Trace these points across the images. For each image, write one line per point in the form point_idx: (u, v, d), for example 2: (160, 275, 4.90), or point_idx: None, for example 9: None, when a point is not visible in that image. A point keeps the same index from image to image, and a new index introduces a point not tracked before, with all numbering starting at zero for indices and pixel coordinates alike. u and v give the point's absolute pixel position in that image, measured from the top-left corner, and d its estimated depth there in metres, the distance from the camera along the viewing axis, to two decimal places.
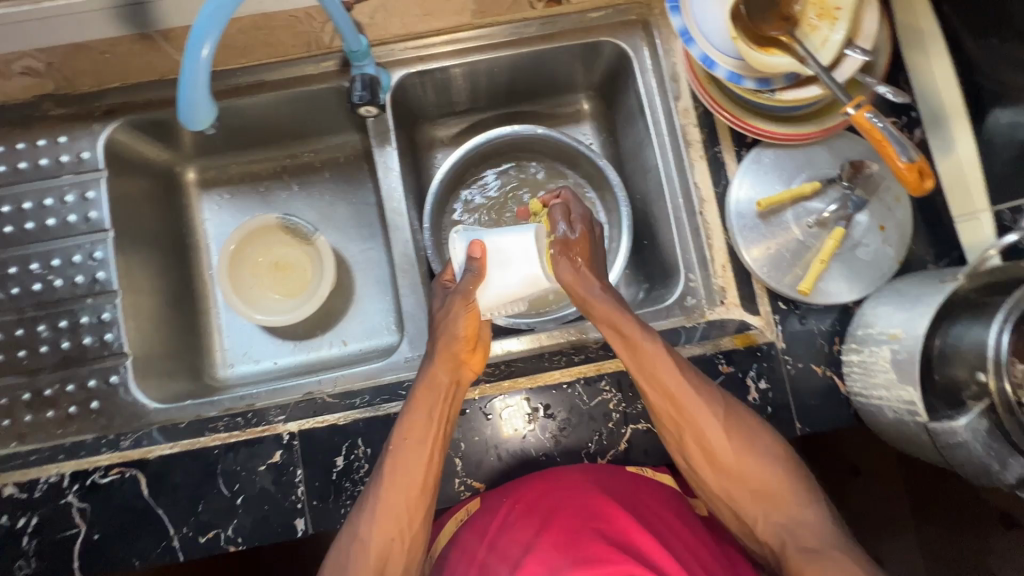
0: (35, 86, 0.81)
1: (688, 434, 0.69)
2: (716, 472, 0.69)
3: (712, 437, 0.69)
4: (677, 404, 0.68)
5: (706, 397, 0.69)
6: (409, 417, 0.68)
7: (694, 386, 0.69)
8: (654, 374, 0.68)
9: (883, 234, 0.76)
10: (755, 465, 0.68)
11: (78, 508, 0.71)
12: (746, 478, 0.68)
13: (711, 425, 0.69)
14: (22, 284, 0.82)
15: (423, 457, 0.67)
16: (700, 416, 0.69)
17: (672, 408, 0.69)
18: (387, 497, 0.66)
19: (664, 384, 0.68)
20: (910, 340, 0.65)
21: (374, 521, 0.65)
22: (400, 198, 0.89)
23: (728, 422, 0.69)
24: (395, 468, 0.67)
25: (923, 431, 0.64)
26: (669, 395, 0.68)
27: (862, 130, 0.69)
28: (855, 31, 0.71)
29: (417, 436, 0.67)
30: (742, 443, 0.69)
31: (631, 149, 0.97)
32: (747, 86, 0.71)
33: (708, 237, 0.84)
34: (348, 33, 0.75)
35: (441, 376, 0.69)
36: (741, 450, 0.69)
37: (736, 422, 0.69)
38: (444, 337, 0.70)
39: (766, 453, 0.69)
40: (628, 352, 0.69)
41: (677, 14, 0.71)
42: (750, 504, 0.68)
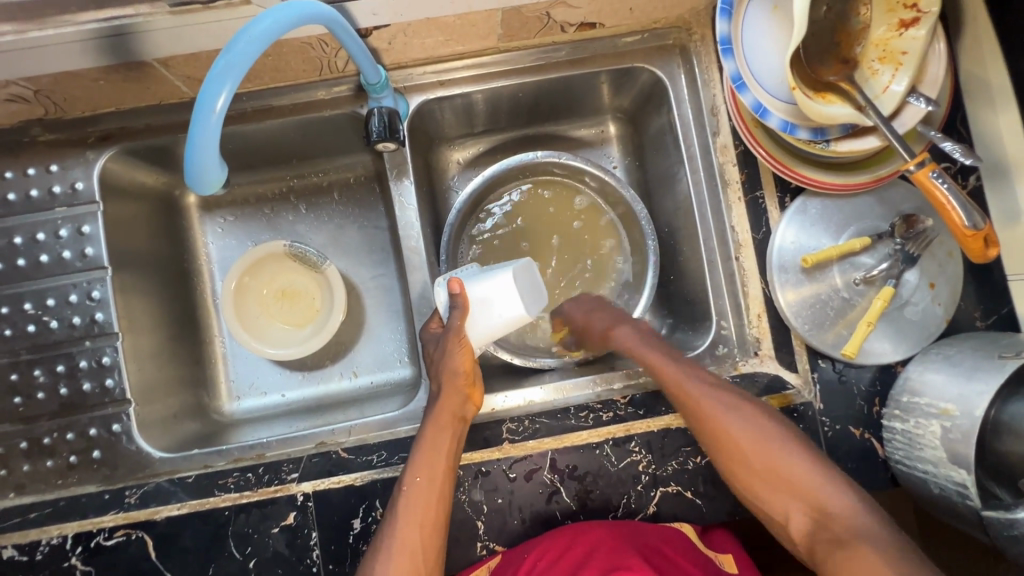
0: (23, 112, 0.74)
1: (746, 475, 0.65)
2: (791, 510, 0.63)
3: (772, 471, 0.64)
4: (726, 439, 0.65)
5: (756, 428, 0.65)
6: (419, 450, 0.66)
7: (743, 420, 0.66)
8: (700, 408, 0.67)
9: (933, 292, 0.72)
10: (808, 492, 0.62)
11: (82, 572, 0.68)
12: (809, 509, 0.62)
13: (769, 459, 0.64)
14: (15, 325, 0.77)
15: (433, 499, 0.64)
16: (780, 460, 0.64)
17: (728, 450, 0.65)
18: (404, 533, 0.62)
19: (711, 420, 0.66)
20: (966, 419, 0.61)
21: (392, 559, 0.61)
22: (417, 233, 0.84)
23: (786, 458, 0.64)
24: (408, 504, 0.63)
25: (973, 514, 0.62)
26: (716, 433, 0.65)
27: (922, 188, 0.63)
28: (918, 77, 0.65)
29: (427, 472, 0.64)
30: (797, 471, 0.63)
31: (660, 179, 0.92)
32: (800, 136, 0.65)
33: (743, 284, 0.80)
34: (367, 66, 0.69)
35: (445, 412, 0.68)
36: (800, 481, 0.63)
37: (792, 453, 0.64)
38: (446, 374, 0.69)
39: (820, 479, 0.62)
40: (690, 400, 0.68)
41: (729, 58, 0.65)
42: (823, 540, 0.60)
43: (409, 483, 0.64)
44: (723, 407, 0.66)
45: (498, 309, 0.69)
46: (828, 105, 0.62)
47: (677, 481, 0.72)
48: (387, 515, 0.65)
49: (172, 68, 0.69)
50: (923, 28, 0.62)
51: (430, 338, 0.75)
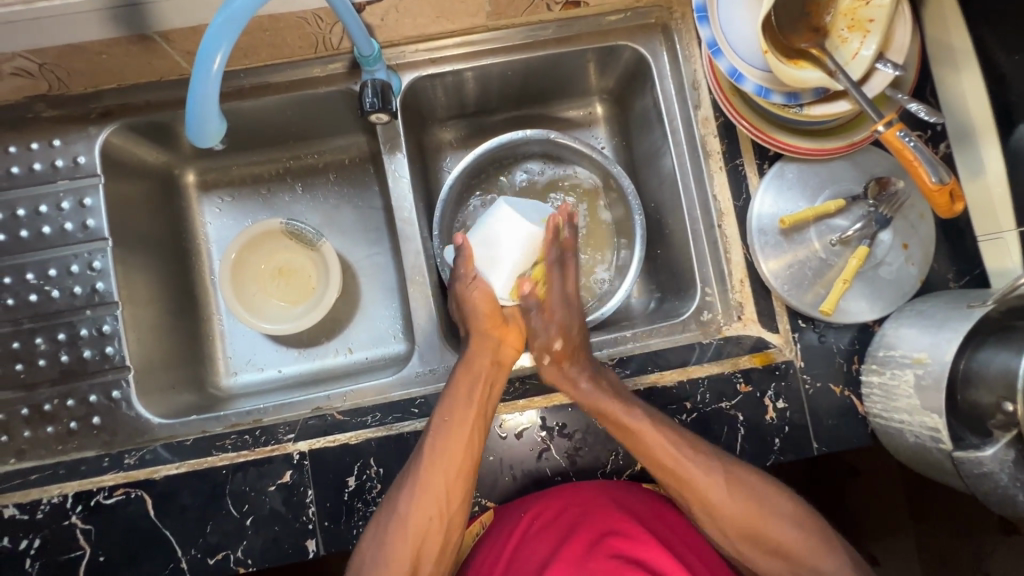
0: (27, 87, 0.76)
1: (698, 501, 0.70)
2: (733, 533, 0.70)
3: (726, 501, 0.69)
4: (674, 473, 0.69)
5: (703, 462, 0.69)
6: (450, 402, 0.71)
7: (700, 465, 0.69)
8: (643, 446, 0.69)
9: (906, 252, 0.75)
10: (771, 522, 0.69)
11: (82, 530, 0.69)
12: (765, 540, 0.69)
13: (719, 495, 0.69)
14: (17, 295, 0.79)
15: (465, 441, 0.69)
16: (706, 487, 0.69)
17: (679, 485, 0.70)
18: (429, 479, 0.67)
19: (664, 467, 0.69)
20: (936, 366, 0.64)
21: (415, 501, 0.67)
22: (410, 206, 0.87)
23: (736, 492, 0.69)
24: (435, 449, 0.68)
25: (947, 459, 0.64)
26: (668, 469, 0.69)
27: (890, 148, 0.66)
28: (886, 43, 0.68)
29: (462, 420, 0.69)
30: (753, 497, 0.69)
31: (646, 156, 0.95)
32: (775, 101, 0.69)
33: (726, 250, 0.82)
34: (360, 38, 0.72)
35: (481, 359, 0.76)
36: (751, 510, 0.69)
37: (741, 483, 0.70)
38: (474, 320, 0.78)
39: (786, 518, 0.70)
40: (623, 436, 0.70)
41: (705, 25, 0.69)
42: (768, 561, 0.70)
43: (436, 432, 0.70)
44: (680, 447, 0.69)
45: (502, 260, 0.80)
46: (800, 69, 0.65)
47: None
48: (412, 454, 0.70)
49: (173, 43, 0.72)
50: None
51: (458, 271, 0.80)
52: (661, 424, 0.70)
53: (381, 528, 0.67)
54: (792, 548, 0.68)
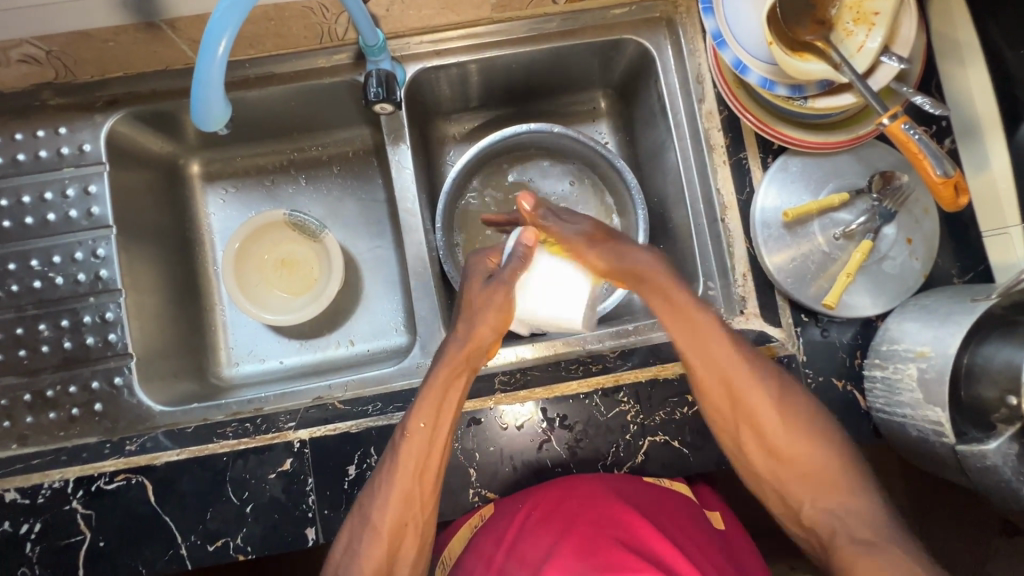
0: (35, 74, 0.77)
1: (743, 419, 0.68)
2: (766, 456, 0.68)
3: (773, 425, 0.67)
4: (726, 382, 0.68)
5: (762, 379, 0.68)
6: (421, 404, 0.67)
7: (759, 378, 0.68)
8: (711, 357, 0.68)
9: (910, 247, 0.75)
10: (807, 443, 0.67)
11: (83, 515, 0.69)
12: (795, 463, 0.67)
13: (765, 407, 0.68)
14: (21, 281, 0.80)
15: (433, 443, 0.66)
16: (751, 395, 0.68)
17: (733, 399, 0.68)
18: (399, 484, 0.65)
19: (724, 377, 0.68)
20: (939, 359, 0.63)
21: (387, 505, 0.65)
22: (413, 197, 0.87)
23: (784, 412, 0.68)
24: (406, 454, 0.66)
25: (949, 452, 0.64)
26: (733, 388, 0.68)
27: (896, 141, 0.66)
28: (891, 37, 0.68)
29: (427, 423, 0.66)
30: (794, 420, 0.67)
31: (650, 151, 0.94)
32: (779, 93, 0.69)
33: (729, 245, 0.82)
34: (365, 28, 0.72)
35: (460, 357, 0.69)
36: (795, 433, 0.67)
37: (791, 405, 0.68)
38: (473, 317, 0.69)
39: (823, 442, 0.67)
40: (683, 330, 0.69)
41: (710, 16, 0.69)
42: (798, 488, 0.67)
43: (405, 436, 0.66)
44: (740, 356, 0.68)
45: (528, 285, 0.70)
46: (805, 61, 0.65)
47: (665, 431, 0.74)
48: (385, 457, 0.67)
49: (179, 31, 0.73)
50: None
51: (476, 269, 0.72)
52: (734, 345, 0.68)
53: (355, 530, 0.65)
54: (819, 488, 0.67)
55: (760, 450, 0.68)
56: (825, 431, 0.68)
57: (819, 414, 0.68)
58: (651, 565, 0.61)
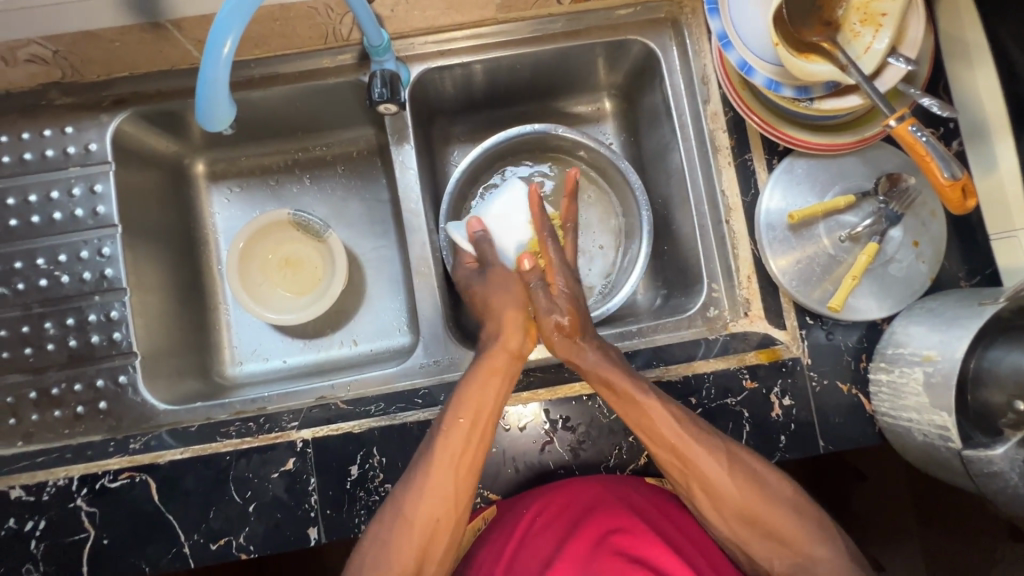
0: (42, 74, 0.77)
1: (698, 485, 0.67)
2: (725, 515, 0.67)
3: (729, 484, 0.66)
4: (674, 448, 0.67)
5: (705, 442, 0.67)
6: (459, 404, 0.68)
7: (705, 443, 0.67)
8: (654, 431, 0.67)
9: (917, 250, 0.74)
10: (768, 498, 0.65)
11: (87, 513, 0.70)
12: (757, 519, 0.65)
13: (723, 478, 0.66)
14: (27, 279, 0.80)
15: (473, 435, 0.66)
16: (706, 466, 0.66)
17: (684, 466, 0.67)
18: (434, 485, 0.64)
19: (672, 447, 0.67)
20: (946, 363, 0.63)
21: (423, 501, 0.64)
22: (417, 197, 0.86)
23: (737, 474, 0.66)
24: (442, 455, 0.65)
25: (956, 458, 0.63)
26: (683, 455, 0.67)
27: (902, 143, 0.65)
28: (898, 38, 0.68)
29: (465, 423, 0.66)
30: (749, 477, 0.66)
31: (655, 151, 0.94)
32: (785, 94, 0.68)
33: (734, 247, 0.82)
34: (371, 28, 0.72)
35: (501, 350, 0.72)
36: (752, 496, 0.65)
37: (740, 465, 0.67)
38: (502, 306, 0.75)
39: (783, 499, 0.66)
40: (621, 405, 0.68)
41: (716, 17, 0.69)
42: (761, 550, 0.65)
43: (443, 435, 0.66)
44: (686, 427, 0.67)
45: (511, 228, 0.79)
46: (810, 63, 0.65)
47: None
48: (420, 454, 0.66)
49: (185, 31, 0.73)
50: None
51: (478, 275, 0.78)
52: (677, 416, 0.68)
53: (385, 528, 0.63)
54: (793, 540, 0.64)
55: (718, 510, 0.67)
56: (779, 485, 0.67)
57: (771, 474, 0.67)
58: None
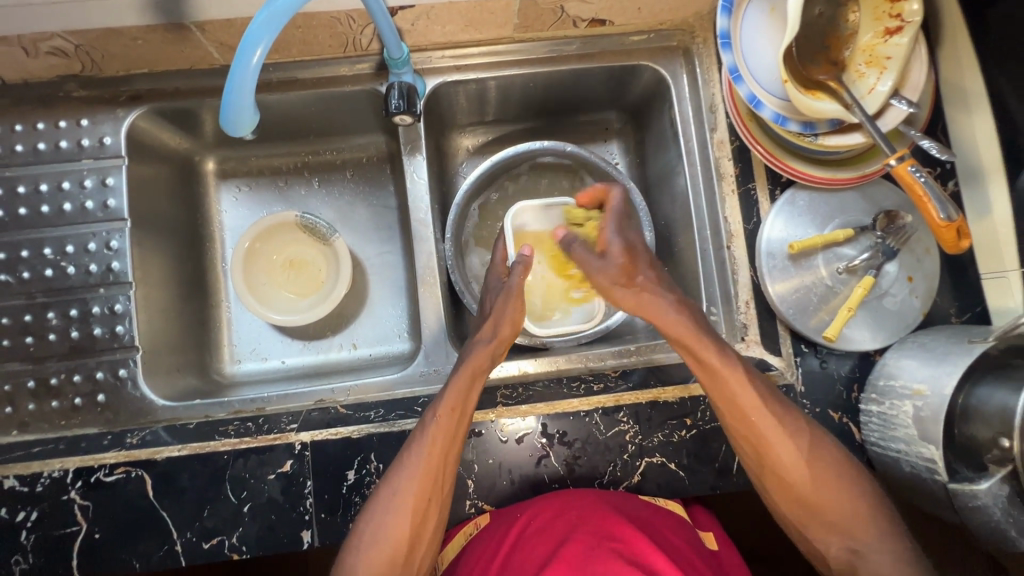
0: (61, 66, 0.78)
1: (766, 463, 0.69)
2: (804, 511, 0.69)
3: (798, 474, 0.69)
4: (754, 430, 0.68)
5: (783, 424, 0.69)
6: (448, 388, 0.71)
7: (792, 435, 0.69)
8: (732, 401, 0.69)
9: (911, 285, 0.76)
10: (837, 493, 0.68)
11: (80, 506, 0.70)
12: (830, 515, 0.68)
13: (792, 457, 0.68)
14: (33, 268, 0.80)
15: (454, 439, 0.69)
16: (779, 443, 0.68)
17: (750, 436, 0.69)
18: (427, 455, 0.67)
19: (739, 403, 0.69)
20: (935, 398, 0.65)
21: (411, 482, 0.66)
22: (426, 206, 0.88)
23: (812, 459, 0.69)
24: (434, 431, 0.68)
25: (941, 490, 0.65)
26: (747, 429, 0.69)
27: (902, 182, 0.68)
28: (901, 81, 0.70)
29: (449, 413, 0.69)
30: (824, 474, 0.68)
31: (660, 174, 0.96)
32: (791, 129, 0.70)
33: (733, 271, 0.84)
34: (391, 41, 0.74)
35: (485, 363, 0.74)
36: (820, 478, 0.68)
37: (819, 453, 0.69)
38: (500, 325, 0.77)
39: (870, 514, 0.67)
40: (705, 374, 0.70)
41: (728, 51, 0.70)
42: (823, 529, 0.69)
43: (433, 418, 0.69)
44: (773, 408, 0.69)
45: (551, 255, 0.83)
46: (817, 101, 0.67)
47: (663, 452, 0.75)
48: (413, 436, 0.70)
49: (207, 33, 0.74)
50: (906, 35, 0.67)
51: (492, 281, 0.84)
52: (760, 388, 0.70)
53: (381, 509, 0.66)
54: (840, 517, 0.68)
55: (785, 497, 0.70)
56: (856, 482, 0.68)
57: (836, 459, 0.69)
58: None
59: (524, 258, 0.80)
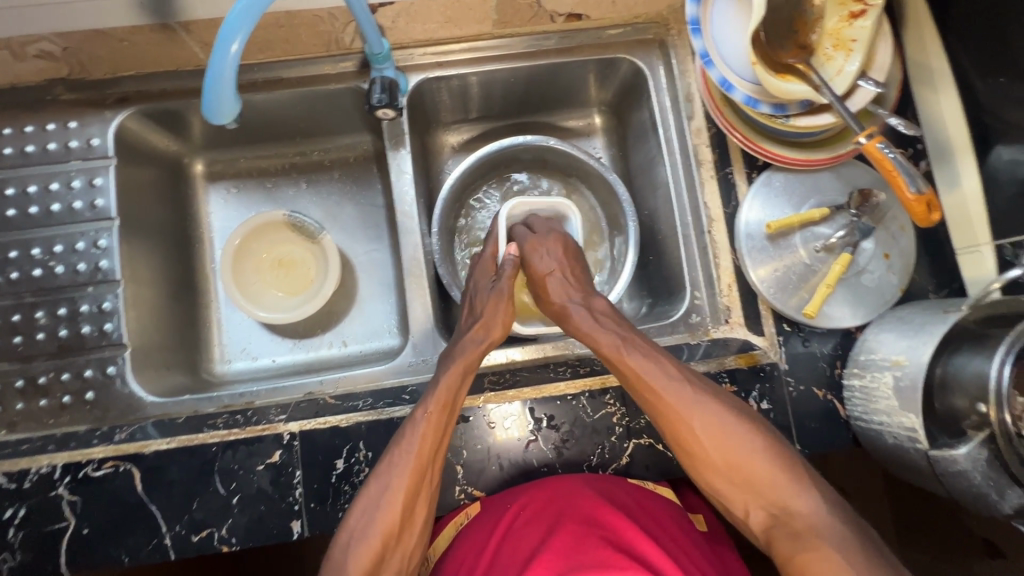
0: (49, 69, 0.80)
1: (703, 456, 0.68)
2: (723, 480, 0.68)
3: (708, 439, 0.68)
4: (685, 426, 0.68)
5: (711, 412, 0.69)
6: (438, 383, 0.70)
7: (686, 394, 0.69)
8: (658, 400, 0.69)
9: (887, 262, 0.78)
10: (754, 457, 0.67)
11: (68, 501, 0.70)
12: (753, 482, 0.67)
13: (727, 446, 0.67)
14: (22, 269, 0.81)
15: (440, 430, 0.68)
16: (710, 434, 0.68)
17: (682, 435, 0.69)
18: (417, 451, 0.66)
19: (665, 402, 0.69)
20: (914, 368, 0.66)
21: (403, 473, 0.65)
22: (412, 200, 0.89)
23: (727, 428, 0.68)
24: (426, 428, 0.67)
25: (924, 458, 0.65)
26: (640, 389, 0.70)
27: (872, 160, 0.68)
28: (868, 62, 0.72)
29: (439, 409, 0.68)
30: (733, 436, 0.68)
31: (641, 165, 0.98)
32: (762, 110, 0.73)
33: (715, 256, 0.85)
34: (372, 36, 0.75)
35: (475, 355, 0.73)
36: (733, 446, 0.67)
37: (730, 421, 0.68)
38: (490, 322, 0.76)
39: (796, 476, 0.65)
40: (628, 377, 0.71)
41: (698, 37, 0.73)
42: (746, 498, 0.67)
43: (424, 415, 0.68)
44: (697, 399, 0.69)
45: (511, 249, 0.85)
46: (786, 82, 0.69)
47: (650, 434, 0.75)
48: (402, 431, 0.68)
49: (192, 33, 0.76)
50: (869, 18, 0.69)
51: (481, 280, 0.82)
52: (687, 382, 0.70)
53: (375, 501, 0.64)
54: (764, 483, 0.66)
55: (701, 466, 0.69)
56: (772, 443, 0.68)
57: (749, 421, 0.69)
58: (638, 566, 0.64)
59: (510, 258, 0.82)
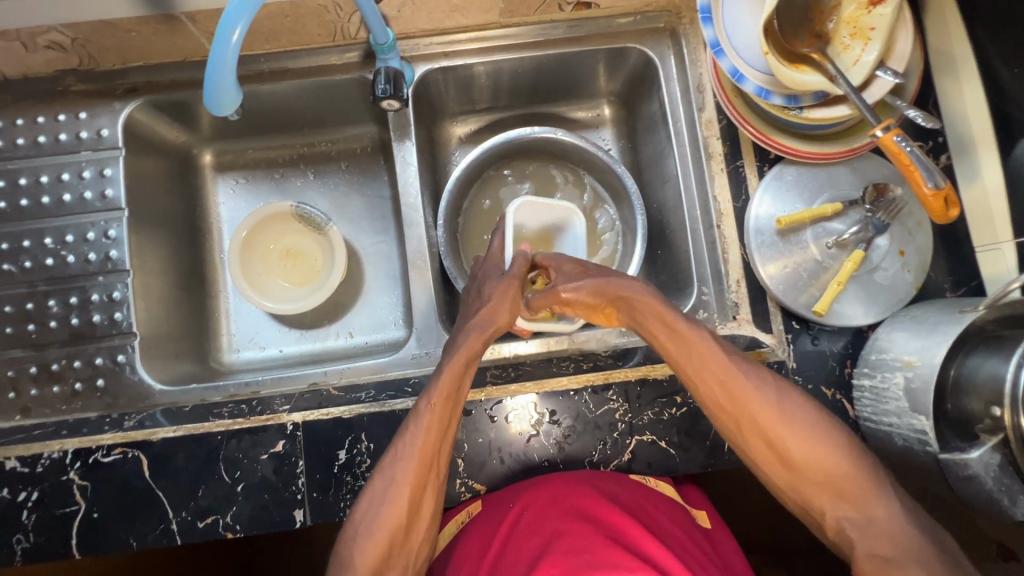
0: (58, 60, 0.81)
1: (751, 434, 0.64)
2: (762, 449, 0.64)
3: (759, 417, 0.64)
4: (734, 399, 0.64)
5: (767, 395, 0.64)
6: (442, 372, 0.69)
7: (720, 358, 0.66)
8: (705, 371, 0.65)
9: (903, 259, 0.76)
10: (814, 447, 0.61)
11: (79, 486, 0.71)
12: (820, 476, 0.61)
13: (772, 421, 0.63)
14: (34, 258, 0.83)
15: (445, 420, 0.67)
16: (760, 415, 0.64)
17: (729, 406, 0.65)
18: (424, 439, 0.65)
19: (710, 372, 0.65)
20: (925, 368, 0.64)
21: (409, 464, 0.64)
22: (416, 193, 0.89)
23: (778, 409, 0.64)
24: (431, 418, 0.66)
25: (933, 462, 0.64)
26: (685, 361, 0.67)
27: (888, 153, 0.65)
28: (887, 52, 0.69)
29: (444, 399, 0.67)
30: (787, 419, 0.63)
31: (651, 157, 0.96)
32: (774, 102, 0.70)
33: (724, 251, 0.83)
34: (376, 26, 0.75)
35: (479, 340, 0.72)
36: (796, 432, 0.62)
37: (788, 406, 0.64)
38: (496, 305, 0.75)
39: (822, 433, 0.62)
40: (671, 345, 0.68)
41: (709, 26, 0.71)
42: (819, 496, 0.61)
43: (428, 406, 0.67)
44: (741, 378, 0.65)
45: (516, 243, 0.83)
46: (800, 73, 0.67)
47: (653, 430, 0.75)
48: (407, 422, 0.67)
49: (198, 24, 0.76)
50: (889, 5, 0.67)
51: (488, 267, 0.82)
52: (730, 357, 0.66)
53: (378, 493, 0.64)
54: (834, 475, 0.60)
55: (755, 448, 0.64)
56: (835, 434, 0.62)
57: (804, 410, 0.64)
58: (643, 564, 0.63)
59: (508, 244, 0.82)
